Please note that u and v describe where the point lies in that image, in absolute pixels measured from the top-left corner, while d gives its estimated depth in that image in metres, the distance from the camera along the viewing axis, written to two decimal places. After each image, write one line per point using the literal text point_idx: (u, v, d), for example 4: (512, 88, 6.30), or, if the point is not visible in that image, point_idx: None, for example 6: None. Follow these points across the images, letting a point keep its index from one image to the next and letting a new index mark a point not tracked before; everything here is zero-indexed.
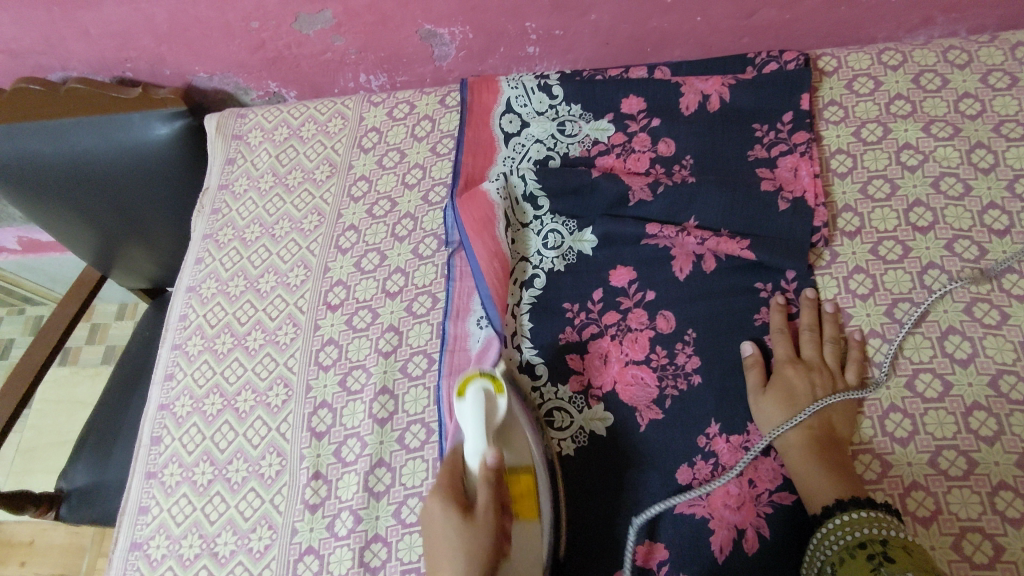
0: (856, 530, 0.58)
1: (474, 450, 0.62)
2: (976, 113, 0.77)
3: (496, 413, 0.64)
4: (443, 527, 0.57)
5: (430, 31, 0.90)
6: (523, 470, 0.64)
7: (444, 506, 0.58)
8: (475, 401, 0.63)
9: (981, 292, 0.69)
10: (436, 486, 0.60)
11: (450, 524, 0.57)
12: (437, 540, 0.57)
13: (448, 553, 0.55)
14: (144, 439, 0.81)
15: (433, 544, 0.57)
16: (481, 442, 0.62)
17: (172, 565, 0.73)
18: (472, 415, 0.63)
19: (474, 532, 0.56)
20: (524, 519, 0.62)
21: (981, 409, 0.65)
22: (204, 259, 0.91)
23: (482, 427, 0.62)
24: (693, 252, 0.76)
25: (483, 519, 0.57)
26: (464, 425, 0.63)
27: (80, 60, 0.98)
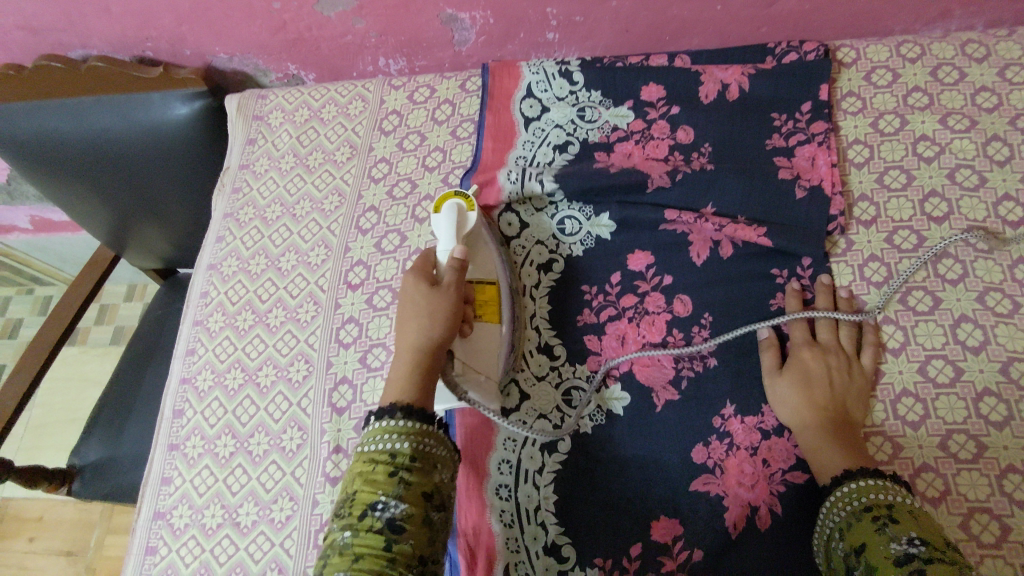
0: (862, 495, 0.59)
1: (444, 247, 0.71)
2: (993, 106, 0.78)
3: (467, 223, 0.73)
4: (412, 297, 0.66)
5: (451, 15, 0.91)
6: (487, 279, 0.74)
7: (415, 279, 0.67)
8: (449, 213, 0.72)
9: (993, 282, 0.71)
10: (411, 267, 0.69)
11: (417, 300, 0.65)
12: (405, 303, 0.66)
13: (415, 317, 0.64)
14: (165, 413, 0.82)
15: (404, 308, 0.66)
16: (450, 240, 0.71)
17: (195, 534, 0.75)
18: (444, 221, 0.72)
19: (437, 304, 0.64)
20: (485, 318, 0.72)
21: (991, 395, 0.66)
22: (225, 237, 0.92)
23: (453, 230, 0.71)
24: (711, 238, 0.77)
25: (446, 292, 0.65)
26: (437, 228, 0.72)
27: (101, 38, 0.99)
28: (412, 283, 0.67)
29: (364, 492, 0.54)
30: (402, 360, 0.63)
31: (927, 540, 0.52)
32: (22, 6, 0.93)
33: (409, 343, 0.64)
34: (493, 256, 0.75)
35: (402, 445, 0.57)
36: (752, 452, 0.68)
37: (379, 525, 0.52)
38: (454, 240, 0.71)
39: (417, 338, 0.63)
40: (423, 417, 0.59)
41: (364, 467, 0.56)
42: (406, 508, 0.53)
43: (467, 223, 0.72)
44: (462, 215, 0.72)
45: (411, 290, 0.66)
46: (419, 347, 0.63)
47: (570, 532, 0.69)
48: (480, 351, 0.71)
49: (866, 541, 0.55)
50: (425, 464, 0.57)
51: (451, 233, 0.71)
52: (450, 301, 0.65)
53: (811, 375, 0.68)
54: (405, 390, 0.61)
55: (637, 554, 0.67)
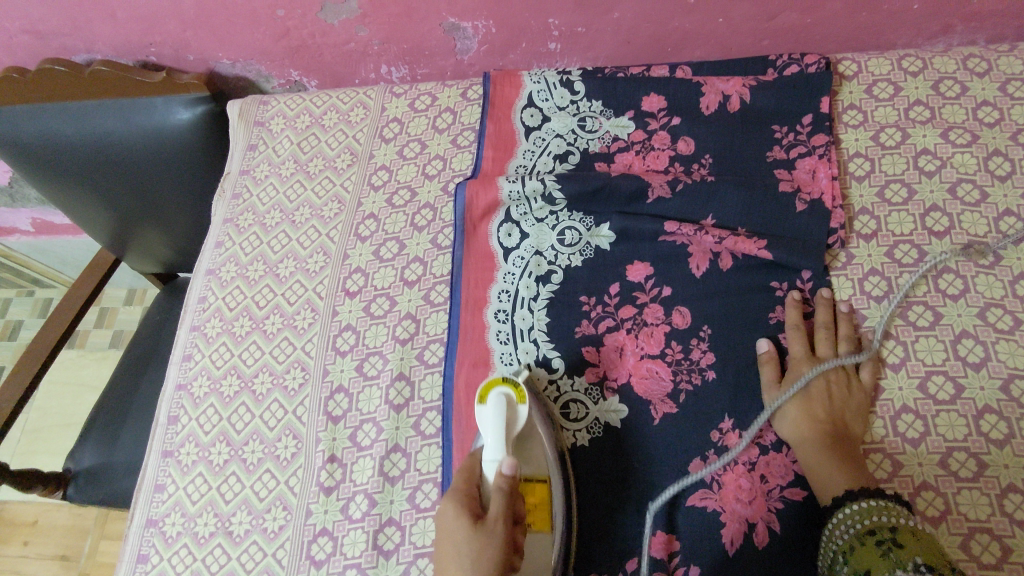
0: (863, 518, 0.58)
1: (491, 457, 0.62)
2: (995, 121, 0.78)
3: (517, 423, 0.65)
4: (455, 527, 0.58)
5: (453, 24, 0.91)
6: (537, 478, 0.66)
7: (457, 508, 0.58)
8: (496, 407, 0.65)
9: (994, 298, 0.70)
10: (452, 489, 0.61)
11: (461, 535, 0.57)
12: (446, 542, 0.57)
13: (457, 567, 0.55)
14: (160, 418, 0.82)
15: (444, 546, 0.58)
16: (498, 443, 0.63)
17: (187, 542, 0.74)
18: (489, 421, 0.64)
19: (484, 535, 0.56)
20: (536, 527, 0.64)
21: (992, 412, 0.66)
22: (224, 243, 0.92)
23: (502, 429, 0.64)
24: (710, 250, 0.76)
25: (493, 532, 0.56)
26: (483, 430, 0.65)
27: (105, 43, 0.99)
28: (454, 510, 0.59)
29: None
30: None
31: (933, 566, 0.52)
32: (27, 9, 0.93)
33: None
34: (546, 448, 0.68)
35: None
36: (750, 467, 0.67)
37: None
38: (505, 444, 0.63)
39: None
40: None
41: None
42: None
43: (516, 417, 0.65)
44: (511, 411, 0.66)
45: (452, 518, 0.58)
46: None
47: None
48: (531, 570, 0.63)
49: (871, 567, 0.55)
50: None
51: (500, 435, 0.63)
52: (499, 536, 0.56)
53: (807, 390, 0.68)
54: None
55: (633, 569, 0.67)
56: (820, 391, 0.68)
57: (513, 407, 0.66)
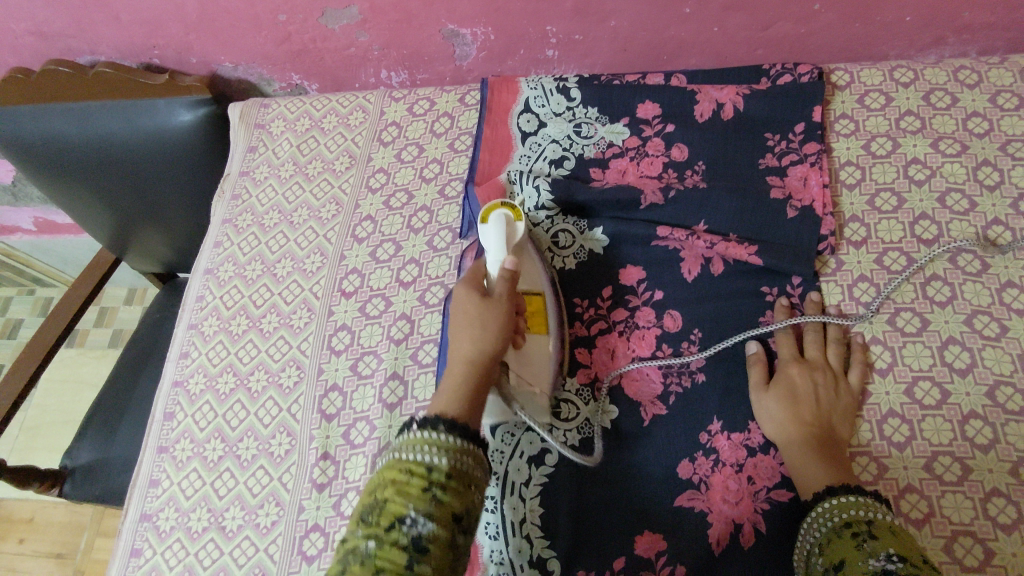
0: (842, 512, 0.59)
1: (494, 259, 0.70)
2: (984, 131, 0.79)
3: (515, 235, 0.72)
4: (464, 303, 0.64)
5: (453, 31, 0.93)
6: (533, 289, 0.74)
7: (467, 289, 0.65)
8: (497, 221, 0.71)
9: (981, 305, 0.71)
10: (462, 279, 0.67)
11: (470, 311, 0.63)
12: (457, 316, 0.64)
13: (467, 328, 0.62)
14: (156, 415, 0.83)
15: (455, 319, 0.64)
16: (500, 245, 0.70)
17: (180, 537, 0.75)
18: (491, 230, 0.71)
19: (490, 309, 0.63)
20: (534, 328, 0.73)
21: (977, 418, 0.66)
22: (222, 242, 0.93)
23: (502, 236, 0.71)
24: (702, 255, 0.77)
25: (499, 299, 0.64)
26: (485, 239, 0.72)
27: (110, 45, 1.01)
28: (463, 294, 0.64)
29: (393, 499, 0.50)
30: (453, 369, 0.60)
31: (905, 557, 0.52)
32: (33, 12, 0.95)
33: (464, 355, 0.61)
34: (538, 269, 0.76)
35: (439, 460, 0.52)
36: (738, 469, 0.68)
37: (406, 541, 0.48)
38: (506, 252, 0.70)
39: (471, 349, 0.60)
40: (465, 433, 0.54)
41: (398, 476, 0.51)
42: (433, 529, 0.49)
43: (515, 231, 0.72)
44: (512, 224, 0.72)
45: (461, 299, 0.65)
46: (475, 356, 0.60)
47: (556, 546, 0.68)
48: (529, 365, 0.71)
49: (846, 557, 0.55)
50: (460, 487, 0.52)
51: (501, 239, 0.70)
52: (502, 317, 0.63)
53: (797, 390, 0.68)
54: (456, 399, 0.57)
55: (620, 568, 0.66)
56: (810, 393, 0.68)
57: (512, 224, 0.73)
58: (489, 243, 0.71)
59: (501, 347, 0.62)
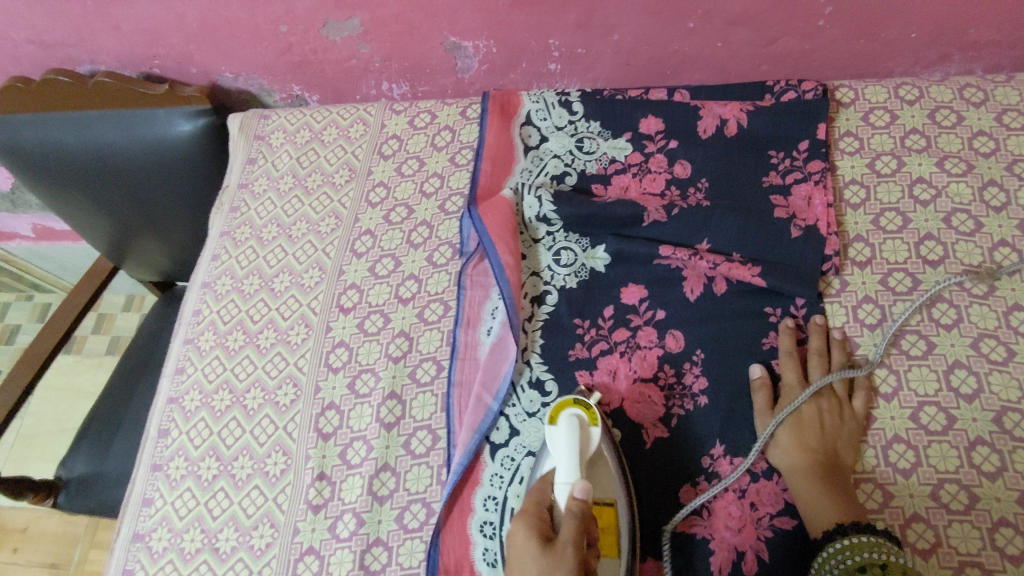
0: (855, 554, 0.58)
1: (565, 478, 0.62)
2: (990, 151, 0.78)
3: (590, 445, 0.66)
4: (526, 548, 0.56)
5: (455, 43, 0.92)
6: (605, 503, 0.65)
7: (527, 527, 0.58)
8: (567, 425, 0.65)
9: (987, 328, 0.70)
10: (523, 511, 0.61)
11: (532, 553, 0.55)
12: (518, 565, 0.56)
13: None
14: (151, 432, 0.82)
15: (516, 558, 0.57)
16: (569, 450, 0.64)
17: (173, 558, 0.74)
18: (559, 438, 0.65)
19: (556, 561, 0.54)
20: (606, 554, 0.63)
21: (984, 444, 0.65)
22: (220, 256, 0.92)
23: (572, 445, 0.64)
24: (705, 274, 0.76)
25: (566, 554, 0.54)
26: (552, 448, 0.65)
27: (110, 54, 1.00)
28: (524, 527, 0.58)
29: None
30: None
31: None
32: (33, 20, 0.94)
33: None
34: (614, 476, 0.66)
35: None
36: (740, 494, 0.67)
37: None
38: (577, 467, 0.63)
39: None
40: None
41: None
42: None
43: (587, 438, 0.66)
44: (584, 429, 0.66)
45: (522, 534, 0.58)
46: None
47: None
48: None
49: None
50: None
51: (571, 451, 0.64)
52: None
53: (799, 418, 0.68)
54: None
55: None
56: (812, 419, 0.68)
57: (586, 429, 0.66)
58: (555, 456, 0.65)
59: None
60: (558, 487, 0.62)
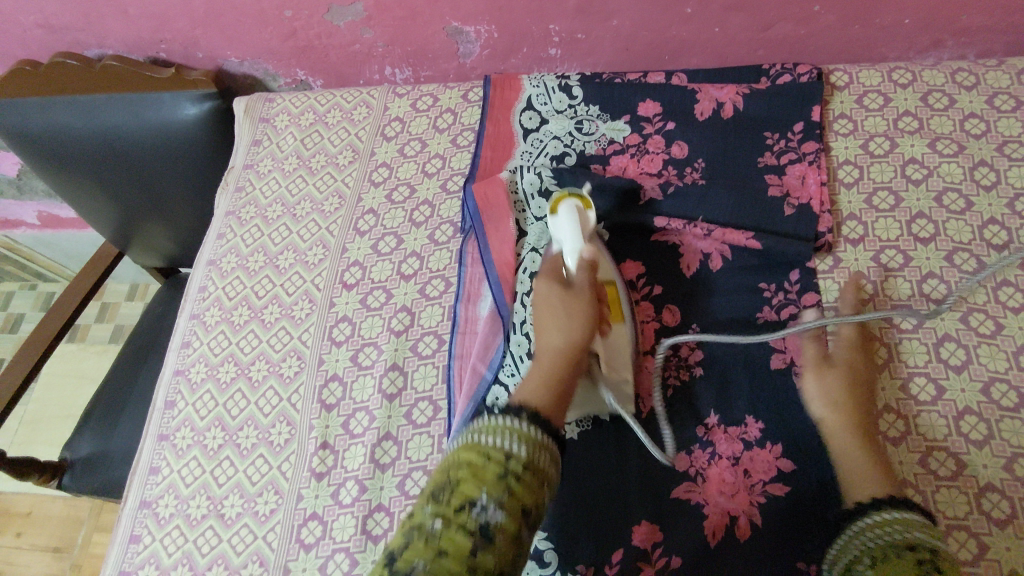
0: (908, 530, 0.54)
1: (570, 247, 0.70)
2: (981, 132, 0.80)
3: (587, 224, 0.73)
4: (549, 303, 0.67)
5: (457, 28, 0.94)
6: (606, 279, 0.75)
7: (547, 283, 0.68)
8: (568, 214, 0.72)
9: (977, 303, 0.71)
10: (541, 275, 0.70)
11: (555, 303, 0.66)
12: (543, 310, 0.67)
13: (552, 322, 0.65)
14: (157, 403, 0.83)
15: (542, 314, 0.67)
16: (571, 233, 0.71)
17: (179, 524, 0.75)
18: (560, 224, 0.73)
19: (574, 303, 0.65)
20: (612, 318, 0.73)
21: (972, 414, 0.67)
22: (225, 234, 0.94)
23: (575, 227, 0.71)
24: (700, 251, 0.79)
25: (581, 294, 0.66)
26: (558, 233, 0.73)
27: (117, 39, 1.02)
28: (546, 288, 0.68)
29: (467, 481, 0.47)
30: (542, 360, 0.63)
31: None
32: (42, 4, 0.96)
33: (552, 348, 0.64)
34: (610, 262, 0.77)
35: (519, 448, 0.50)
36: (734, 462, 0.68)
37: (474, 527, 0.45)
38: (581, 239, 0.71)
39: (560, 341, 0.64)
40: (547, 429, 0.53)
41: (474, 460, 0.49)
42: (502, 520, 0.46)
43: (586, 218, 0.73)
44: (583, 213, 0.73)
45: (546, 295, 0.68)
46: (567, 348, 0.63)
47: (551, 536, 0.68)
48: (613, 352, 0.72)
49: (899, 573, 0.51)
50: (536, 484, 0.49)
51: (576, 230, 0.71)
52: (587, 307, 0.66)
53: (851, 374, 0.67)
54: (543, 384, 0.59)
55: (618, 560, 0.66)
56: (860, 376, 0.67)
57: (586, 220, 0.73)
58: (562, 237, 0.72)
59: (589, 335, 0.65)
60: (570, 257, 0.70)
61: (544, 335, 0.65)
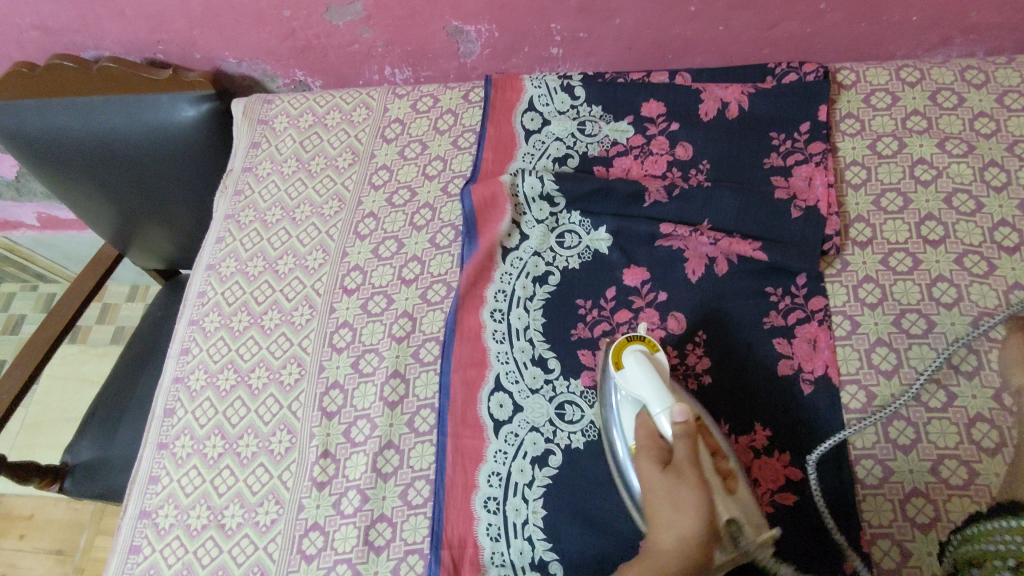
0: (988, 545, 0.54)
1: (658, 407, 0.59)
2: (991, 132, 0.79)
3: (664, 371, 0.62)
4: (652, 487, 0.55)
5: (457, 28, 0.92)
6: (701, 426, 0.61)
7: (648, 463, 0.56)
8: (636, 363, 0.61)
9: (988, 307, 0.70)
10: (638, 449, 0.58)
11: (659, 491, 0.54)
12: (650, 502, 0.55)
13: (665, 516, 0.53)
14: (156, 411, 0.83)
15: (647, 505, 0.55)
16: (647, 386, 0.60)
17: (179, 534, 0.75)
18: (630, 378, 0.61)
19: (680, 488, 0.53)
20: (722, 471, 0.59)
21: (983, 421, 0.66)
22: (224, 238, 0.93)
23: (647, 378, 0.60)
24: (705, 254, 0.77)
25: (688, 475, 0.53)
26: (629, 389, 0.61)
27: (113, 40, 1.01)
28: (646, 471, 0.56)
29: None
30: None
31: None
32: (38, 6, 0.95)
33: (671, 554, 0.51)
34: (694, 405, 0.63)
35: None
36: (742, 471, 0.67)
37: None
38: (666, 394, 0.59)
39: (680, 545, 0.51)
40: None
41: None
42: None
43: (659, 366, 0.62)
44: (649, 359, 0.62)
45: (646, 479, 0.56)
46: (686, 550, 0.51)
47: (557, 548, 0.66)
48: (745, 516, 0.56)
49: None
50: None
51: (653, 382, 0.60)
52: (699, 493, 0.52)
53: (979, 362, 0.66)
54: None
55: None
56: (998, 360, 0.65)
57: (656, 363, 0.63)
58: (636, 395, 0.61)
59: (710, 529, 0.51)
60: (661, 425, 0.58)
61: (656, 532, 0.53)
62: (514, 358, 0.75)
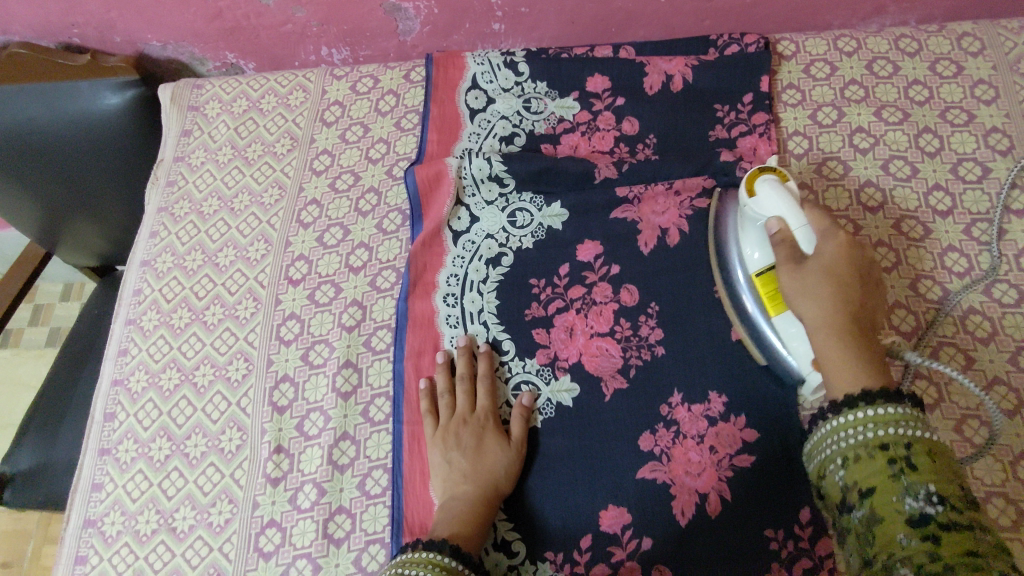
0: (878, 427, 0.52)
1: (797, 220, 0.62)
2: (925, 99, 0.81)
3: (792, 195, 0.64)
4: (430, 434, 0.70)
5: (394, 4, 0.89)
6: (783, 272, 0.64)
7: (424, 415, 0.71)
8: (771, 191, 0.64)
9: (925, 269, 0.72)
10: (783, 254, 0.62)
11: (437, 434, 0.70)
12: (431, 445, 0.69)
13: (442, 450, 0.68)
14: (96, 417, 0.79)
15: (423, 448, 0.70)
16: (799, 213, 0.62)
17: (128, 541, 0.72)
18: (779, 198, 0.63)
19: (453, 431, 0.69)
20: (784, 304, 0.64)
21: (923, 378, 0.67)
22: (158, 232, 0.89)
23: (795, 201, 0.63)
24: (657, 227, 0.77)
25: (465, 419, 0.70)
26: (764, 212, 0.64)
27: (22, 24, 0.94)
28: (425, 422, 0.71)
29: None
30: (450, 496, 0.66)
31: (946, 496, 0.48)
32: None
33: (458, 477, 0.67)
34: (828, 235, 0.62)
35: None
36: (699, 440, 0.66)
37: None
38: (798, 208, 0.62)
39: (460, 470, 0.67)
40: (441, 549, 0.58)
41: None
42: None
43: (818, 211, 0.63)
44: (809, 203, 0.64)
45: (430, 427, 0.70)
46: (467, 473, 0.66)
47: (519, 527, 0.67)
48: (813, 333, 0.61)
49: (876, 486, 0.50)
50: None
51: (784, 202, 0.62)
52: (500, 450, 0.68)
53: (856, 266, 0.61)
54: (448, 522, 0.63)
55: (587, 546, 0.65)
56: None
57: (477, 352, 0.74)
58: (777, 212, 0.63)
59: (482, 445, 0.68)
60: (805, 242, 0.61)
61: (438, 468, 0.68)
62: (470, 343, 0.74)
